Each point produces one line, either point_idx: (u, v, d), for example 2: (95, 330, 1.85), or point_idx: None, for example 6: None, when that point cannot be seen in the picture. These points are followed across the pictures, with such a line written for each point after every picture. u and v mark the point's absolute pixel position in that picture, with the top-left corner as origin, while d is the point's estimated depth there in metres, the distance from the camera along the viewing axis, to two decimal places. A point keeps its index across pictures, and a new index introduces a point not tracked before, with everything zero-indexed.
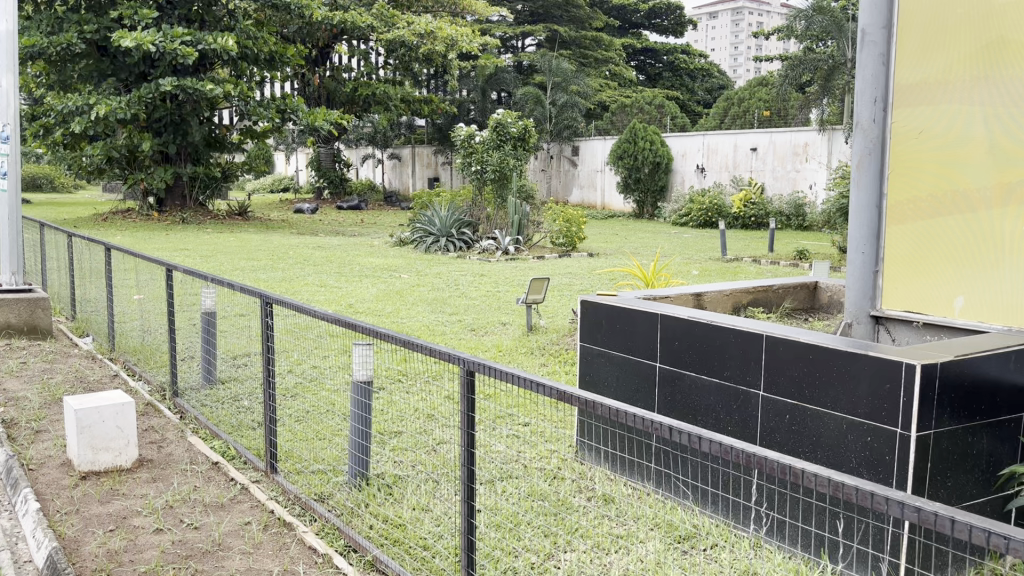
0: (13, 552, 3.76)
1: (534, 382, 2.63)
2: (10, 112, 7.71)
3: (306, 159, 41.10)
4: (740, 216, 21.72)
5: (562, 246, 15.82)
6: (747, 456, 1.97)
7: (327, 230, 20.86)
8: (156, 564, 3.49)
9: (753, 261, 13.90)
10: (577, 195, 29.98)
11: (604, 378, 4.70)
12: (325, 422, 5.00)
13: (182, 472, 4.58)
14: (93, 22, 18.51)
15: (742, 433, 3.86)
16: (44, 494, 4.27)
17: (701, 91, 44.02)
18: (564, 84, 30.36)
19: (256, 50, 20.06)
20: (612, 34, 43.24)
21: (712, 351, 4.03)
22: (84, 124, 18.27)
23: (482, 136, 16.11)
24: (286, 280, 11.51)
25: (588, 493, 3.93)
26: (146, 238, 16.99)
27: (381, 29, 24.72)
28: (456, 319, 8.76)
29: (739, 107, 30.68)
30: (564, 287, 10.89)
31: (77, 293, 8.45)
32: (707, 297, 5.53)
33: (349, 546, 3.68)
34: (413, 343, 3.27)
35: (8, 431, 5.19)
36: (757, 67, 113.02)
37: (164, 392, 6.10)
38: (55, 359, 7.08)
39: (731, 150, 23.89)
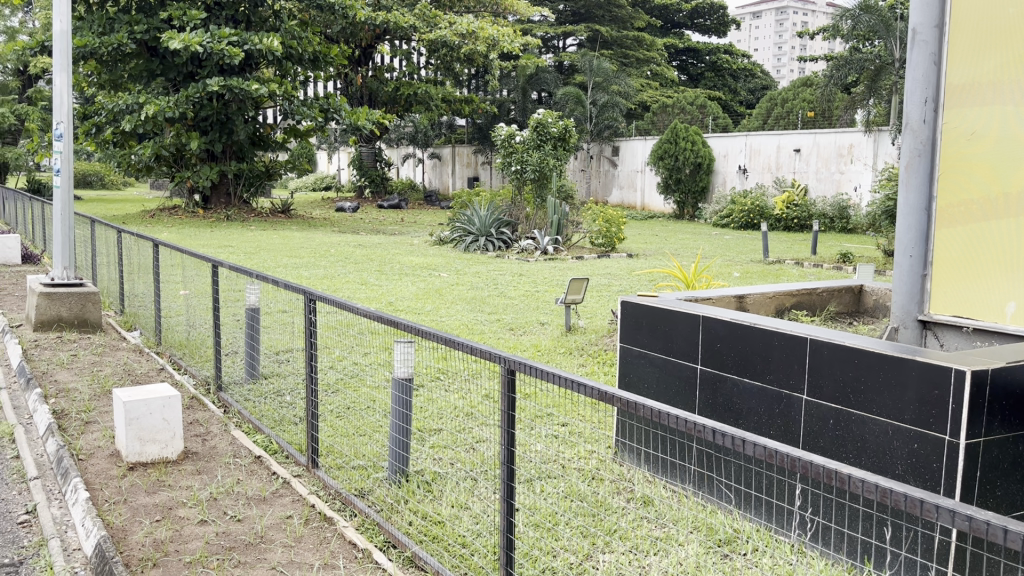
0: (63, 539, 3.86)
1: (575, 382, 2.62)
2: (64, 110, 7.91)
3: (348, 157, 41.54)
4: (783, 218, 21.29)
5: (601, 246, 15.76)
6: (792, 461, 1.95)
7: (367, 229, 21.07)
8: (201, 554, 3.56)
9: (796, 263, 13.70)
10: (617, 195, 29.96)
11: (644, 379, 4.69)
12: (366, 419, 5.06)
13: (226, 465, 4.66)
14: (143, 23, 18.89)
15: (785, 437, 3.82)
16: (93, 483, 4.38)
17: (744, 91, 43.54)
18: (605, 84, 30.10)
19: (301, 50, 20.31)
20: (654, 33, 42.95)
21: (754, 354, 3.99)
22: (133, 123, 18.74)
23: (522, 135, 16.06)
24: (328, 278, 11.64)
25: (627, 494, 3.90)
26: (191, 235, 17.29)
27: (424, 29, 24.93)
28: (495, 318, 8.79)
29: (783, 108, 30.33)
30: (603, 288, 10.86)
31: (125, 289, 8.64)
32: (749, 299, 5.48)
33: (388, 542, 3.71)
34: (455, 341, 3.28)
35: (59, 421, 5.33)
36: (800, 69, 111.59)
37: (209, 386, 6.21)
38: (104, 352, 7.25)
39: (774, 151, 23.65)
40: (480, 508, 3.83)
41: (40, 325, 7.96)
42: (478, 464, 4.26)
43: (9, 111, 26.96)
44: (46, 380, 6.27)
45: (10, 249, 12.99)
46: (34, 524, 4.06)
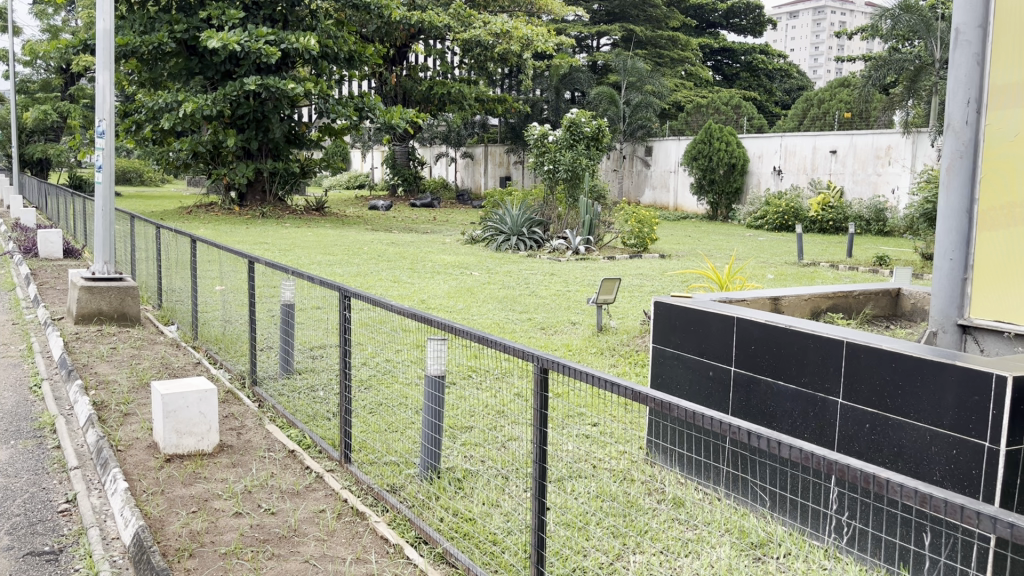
0: (102, 528, 3.94)
1: (608, 382, 2.63)
2: (106, 107, 8.07)
3: (381, 156, 41.80)
4: (818, 221, 21.12)
5: (633, 247, 15.70)
6: (828, 464, 1.93)
7: (400, 226, 21.21)
8: (235, 546, 3.61)
9: (831, 266, 13.54)
10: (650, 195, 29.85)
11: (676, 380, 4.67)
12: (398, 415, 5.10)
13: (261, 458, 4.72)
14: (183, 22, 19.17)
15: (819, 440, 3.79)
16: (131, 474, 4.46)
17: (779, 92, 43.10)
18: (639, 84, 29.93)
19: (336, 49, 20.48)
20: (690, 33, 42.65)
21: (789, 357, 3.96)
22: (172, 120, 19.08)
23: (555, 135, 15.99)
24: (361, 275, 11.73)
25: (658, 495, 3.89)
26: (227, 232, 17.53)
27: (458, 29, 25.07)
28: (527, 317, 8.79)
29: (819, 109, 30.00)
30: (635, 288, 10.82)
31: (163, 283, 8.78)
32: (785, 301, 5.43)
33: (420, 538, 3.73)
34: (488, 338, 3.29)
35: (99, 412, 5.43)
36: (838, 69, 110.08)
37: (244, 380, 6.29)
38: (142, 345, 7.37)
39: (810, 152, 23.37)
40: (511, 506, 3.85)
41: (81, 318, 8.11)
42: (510, 462, 4.26)
43: (52, 108, 27.58)
44: (86, 372, 6.39)
45: (52, 244, 13.27)
46: (74, 513, 4.14)
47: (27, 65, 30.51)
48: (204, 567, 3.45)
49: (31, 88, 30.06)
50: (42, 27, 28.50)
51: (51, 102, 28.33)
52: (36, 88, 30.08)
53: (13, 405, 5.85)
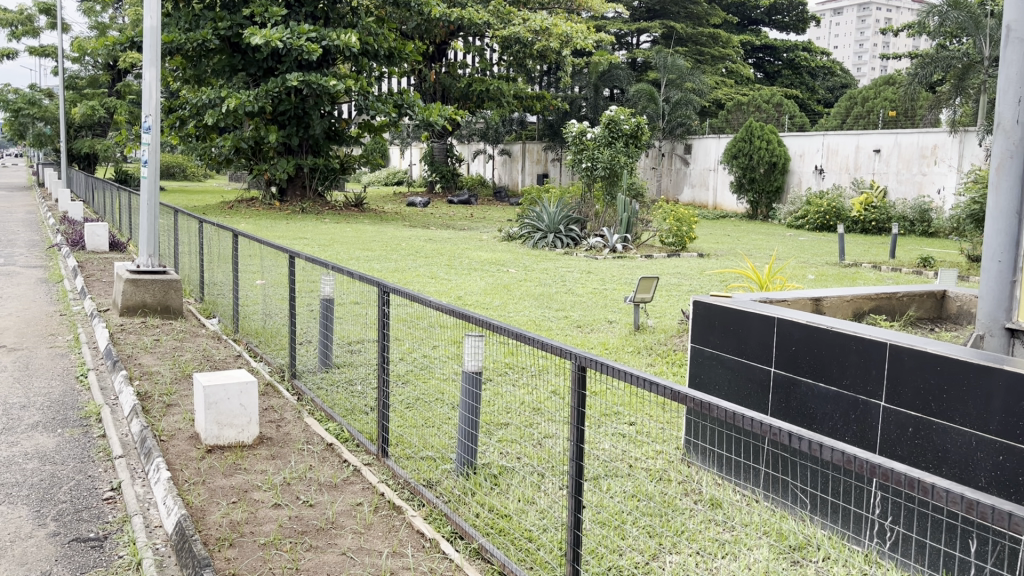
0: (145, 516, 4.01)
1: (647, 381, 2.61)
2: (152, 104, 8.23)
3: (419, 153, 42.04)
4: (860, 221, 20.82)
5: (671, 245, 15.57)
6: (871, 468, 1.91)
7: (438, 223, 21.33)
8: (274, 537, 3.66)
9: (873, 266, 13.30)
10: (688, 194, 29.65)
11: (715, 380, 4.63)
12: (435, 410, 5.13)
13: (299, 451, 4.77)
14: (227, 19, 19.43)
15: (861, 443, 3.73)
16: (174, 464, 4.54)
17: (822, 89, 42.51)
18: (678, 82, 29.69)
19: (377, 46, 20.64)
20: (731, 30, 42.21)
21: (831, 358, 3.90)
22: (216, 115, 19.43)
23: (593, 132, 15.87)
24: (398, 271, 11.81)
25: (695, 495, 3.87)
26: (268, 227, 17.81)
27: (498, 26, 25.22)
28: (563, 316, 8.76)
29: (863, 107, 29.51)
30: (673, 287, 10.73)
31: (206, 277, 8.92)
32: (826, 303, 5.36)
33: (455, 533, 3.75)
34: (525, 336, 3.29)
35: (143, 403, 5.54)
36: (883, 67, 108.16)
37: (283, 373, 6.36)
38: (185, 338, 7.49)
39: (853, 151, 23.02)
40: (546, 503, 3.85)
41: (126, 310, 8.27)
42: (546, 458, 4.26)
43: (99, 104, 28.20)
44: (130, 363, 6.51)
45: (99, 237, 13.54)
46: (118, 501, 4.23)
47: (75, 61, 31.21)
48: (244, 556, 3.50)
49: (80, 84, 30.73)
50: (90, 25, 29.13)
51: (98, 97, 28.93)
52: (84, 84, 30.74)
53: (61, 395, 5.99)
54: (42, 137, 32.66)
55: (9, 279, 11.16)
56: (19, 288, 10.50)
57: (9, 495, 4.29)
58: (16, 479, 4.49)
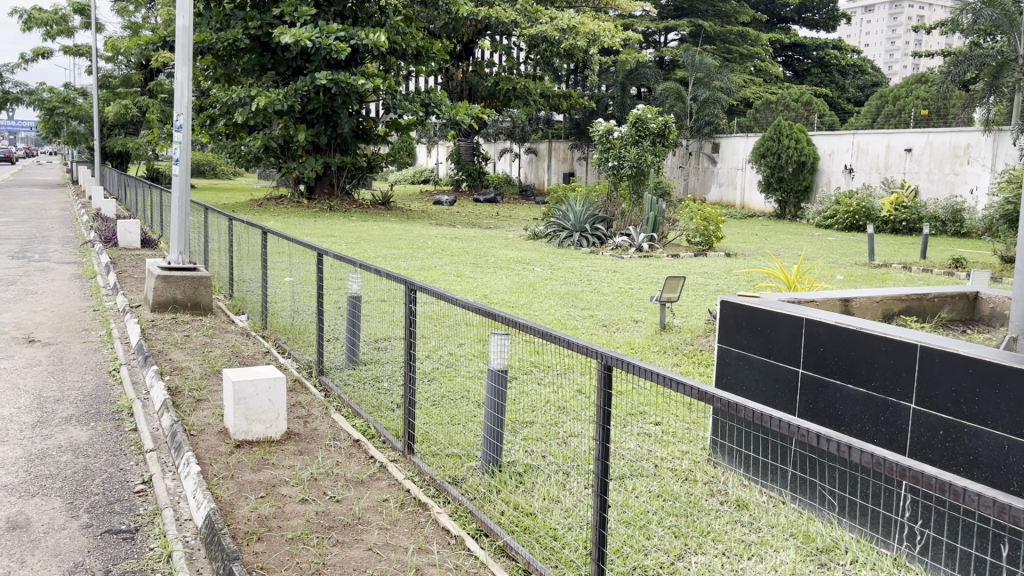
0: (176, 509, 4.07)
1: (674, 380, 2.60)
2: (184, 102, 8.32)
3: (446, 151, 42.19)
4: (890, 220, 20.59)
5: (698, 245, 15.47)
6: (901, 471, 1.89)
7: (464, 221, 21.41)
8: (302, 531, 3.70)
9: (903, 267, 13.14)
10: (716, 193, 29.47)
11: (742, 381, 4.60)
12: (460, 408, 5.15)
13: (327, 447, 4.81)
14: (257, 19, 19.60)
15: (891, 447, 3.69)
16: (203, 458, 4.60)
17: (852, 88, 42.06)
18: (706, 81, 29.52)
19: (405, 45, 20.76)
20: (760, 28, 41.88)
21: (859, 359, 3.87)
22: (246, 114, 19.65)
23: (620, 131, 15.77)
24: (425, 269, 11.86)
25: (722, 497, 3.85)
26: (296, 224, 17.99)
27: (525, 25, 25.32)
28: (588, 315, 8.74)
29: (894, 106, 29.16)
30: (700, 287, 10.68)
31: (235, 274, 9.01)
32: (855, 303, 5.29)
33: (480, 530, 3.77)
34: (552, 334, 3.29)
35: (173, 397, 5.61)
36: (915, 64, 106.76)
37: (310, 369, 6.40)
38: (214, 333, 7.58)
39: (883, 151, 22.74)
40: (572, 502, 3.85)
41: (156, 306, 8.38)
42: (571, 457, 4.27)
43: (132, 103, 28.62)
44: (161, 358, 6.60)
45: (131, 234, 13.73)
46: (150, 494, 4.30)
47: (109, 60, 31.68)
48: (272, 550, 3.54)
49: (113, 83, 31.19)
50: (124, 24, 29.55)
51: (131, 96, 29.33)
52: (117, 83, 31.19)
53: (93, 389, 6.09)
54: (76, 136, 33.18)
55: (43, 275, 11.35)
56: (53, 283, 10.68)
57: (43, 486, 4.38)
58: (50, 471, 4.58)
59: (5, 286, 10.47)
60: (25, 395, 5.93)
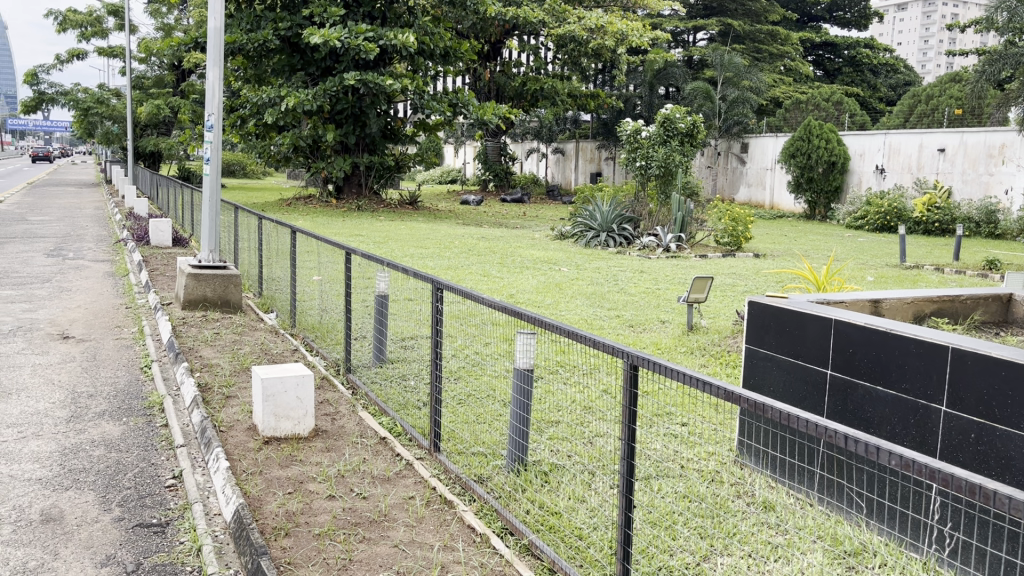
0: (205, 504, 4.12)
1: (700, 381, 2.59)
2: (215, 103, 8.41)
3: (473, 152, 42.31)
4: (923, 222, 20.32)
5: (727, 245, 15.37)
6: (931, 474, 1.87)
7: (491, 221, 21.47)
8: (329, 527, 3.73)
9: (935, 269, 12.98)
10: (745, 193, 29.27)
11: (770, 381, 4.56)
12: (486, 407, 5.16)
13: (354, 444, 4.85)
14: (287, 20, 19.77)
15: (920, 449, 3.66)
16: (232, 454, 4.65)
17: (884, 87, 41.55)
18: (735, 80, 29.31)
19: (433, 45, 20.84)
20: (790, 27, 41.51)
21: (890, 361, 3.82)
22: (275, 114, 19.85)
23: (648, 131, 15.71)
24: (452, 269, 11.91)
25: (748, 498, 3.83)
26: (324, 223, 18.16)
27: (553, 25, 25.36)
28: (615, 315, 8.71)
29: (927, 105, 28.76)
30: (728, 288, 10.61)
31: (264, 272, 9.10)
32: (885, 304, 5.21)
33: (506, 528, 3.77)
34: (578, 334, 3.29)
35: (204, 394, 5.69)
36: (948, 63, 105.07)
37: (338, 367, 6.44)
38: (243, 331, 7.65)
39: (915, 151, 22.43)
40: (597, 502, 3.85)
41: (187, 304, 8.48)
42: (597, 457, 4.27)
43: (164, 103, 29.01)
44: (192, 356, 6.69)
45: (162, 232, 13.91)
46: (180, 489, 4.36)
47: (142, 61, 32.14)
48: (299, 546, 3.58)
49: (146, 83, 31.64)
50: (157, 26, 29.98)
51: (163, 96, 29.75)
52: (150, 84, 31.63)
53: (126, 385, 6.19)
54: (110, 136, 33.71)
55: (77, 272, 11.54)
56: (87, 281, 10.86)
57: (77, 479, 4.45)
58: (84, 465, 4.66)
59: (40, 284, 10.66)
60: (60, 391, 6.03)
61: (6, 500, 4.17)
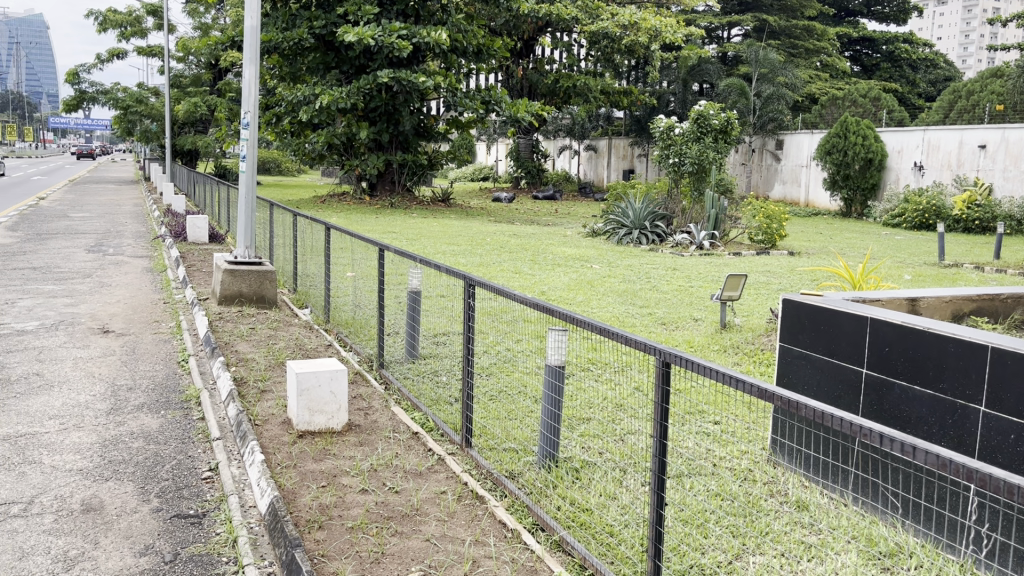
0: (240, 496, 4.18)
1: (733, 378, 2.58)
2: (251, 101, 8.52)
3: (505, 149, 42.35)
4: (963, 219, 19.90)
5: (761, 243, 15.21)
6: (969, 474, 1.84)
7: (523, 218, 21.48)
8: (362, 521, 3.77)
9: (975, 268, 12.73)
10: (780, 190, 28.94)
11: (804, 381, 4.52)
12: (518, 403, 5.17)
13: (386, 438, 4.89)
14: (322, 18, 19.92)
15: (958, 449, 3.61)
16: (267, 447, 4.71)
17: (924, 83, 40.89)
18: (771, 76, 28.96)
19: (466, 43, 20.93)
20: (826, 22, 40.98)
21: (926, 359, 3.77)
22: (310, 112, 20.03)
23: (682, 127, 15.61)
24: (484, 266, 11.94)
25: (782, 497, 3.81)
26: (359, 221, 18.31)
27: (586, 21, 25.28)
28: (647, 313, 8.69)
29: (967, 100, 28.24)
30: (762, 286, 10.52)
31: (299, 268, 9.20)
32: (923, 303, 5.12)
33: (537, 524, 3.79)
34: (610, 330, 3.28)
35: (240, 388, 5.78)
36: (990, 58, 102.94)
37: (371, 363, 6.49)
38: (278, 327, 7.74)
39: (955, 147, 22.03)
40: (629, 499, 3.85)
41: (224, 299, 8.61)
42: (629, 455, 4.27)
43: (202, 101, 29.41)
44: (228, 350, 6.79)
45: (199, 229, 14.14)
46: (216, 480, 4.43)
47: (180, 61, 32.60)
48: (333, 539, 3.62)
49: (184, 82, 32.08)
50: (195, 25, 30.44)
51: (200, 95, 30.17)
52: (187, 83, 32.07)
53: (164, 379, 6.30)
54: (148, 134, 34.22)
55: (117, 268, 11.76)
56: (127, 276, 11.05)
57: (117, 471, 4.55)
58: (123, 457, 4.75)
59: (82, 279, 10.86)
60: (101, 383, 6.17)
61: (49, 489, 4.28)
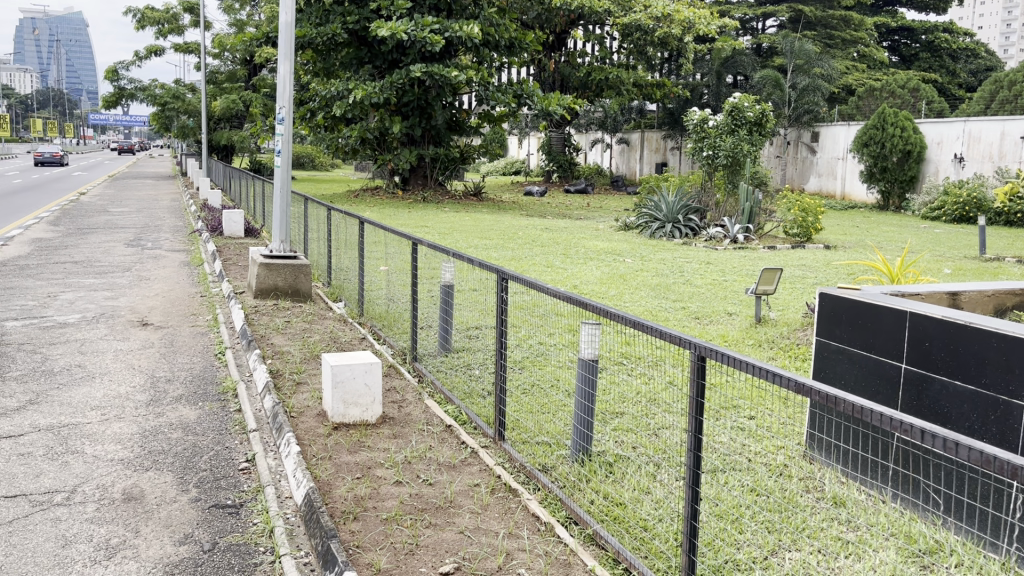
0: (277, 487, 4.23)
1: (770, 372, 2.54)
2: (287, 96, 8.61)
3: (537, 143, 42.30)
4: (1004, 212, 19.60)
5: (796, 236, 15.01)
6: (1010, 469, 1.81)
7: (555, 212, 21.44)
8: (396, 512, 3.80)
9: (1017, 261, 12.47)
10: (815, 183, 28.58)
11: (841, 375, 4.47)
12: (551, 397, 5.17)
13: (420, 431, 4.92)
14: (355, 13, 20.04)
15: (1001, 446, 3.54)
16: (303, 439, 4.76)
17: (964, 73, 40.12)
18: (806, 67, 28.55)
19: (499, 36, 20.90)
20: (864, 11, 40.31)
21: (968, 355, 3.70)
22: (343, 106, 20.17)
23: (715, 120, 15.51)
24: (516, 260, 11.93)
25: (818, 493, 3.77)
26: (392, 215, 18.40)
27: (618, 13, 25.39)
28: (680, 306, 8.66)
29: (1010, 90, 27.64)
30: (797, 279, 10.41)
31: (333, 262, 9.26)
32: (964, 297, 5.03)
33: (570, 518, 3.78)
34: (643, 324, 3.26)
35: (275, 380, 5.85)
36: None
37: (405, 356, 6.52)
38: (313, 320, 7.81)
39: (998, 139, 21.59)
40: (663, 493, 3.82)
41: (259, 293, 8.70)
42: (663, 449, 4.24)
43: (237, 97, 29.71)
44: (263, 343, 6.86)
45: (235, 223, 14.29)
46: (253, 471, 4.48)
47: (216, 57, 32.97)
48: (367, 530, 3.65)
49: (220, 78, 32.49)
50: (230, 22, 30.82)
51: (236, 91, 30.49)
52: (223, 79, 32.46)
53: (200, 371, 6.38)
54: (185, 130, 34.63)
55: (155, 262, 11.94)
56: (164, 270, 11.21)
57: (156, 461, 4.63)
58: (162, 447, 4.83)
59: (121, 273, 11.03)
60: (140, 375, 6.28)
61: (90, 479, 4.36)
